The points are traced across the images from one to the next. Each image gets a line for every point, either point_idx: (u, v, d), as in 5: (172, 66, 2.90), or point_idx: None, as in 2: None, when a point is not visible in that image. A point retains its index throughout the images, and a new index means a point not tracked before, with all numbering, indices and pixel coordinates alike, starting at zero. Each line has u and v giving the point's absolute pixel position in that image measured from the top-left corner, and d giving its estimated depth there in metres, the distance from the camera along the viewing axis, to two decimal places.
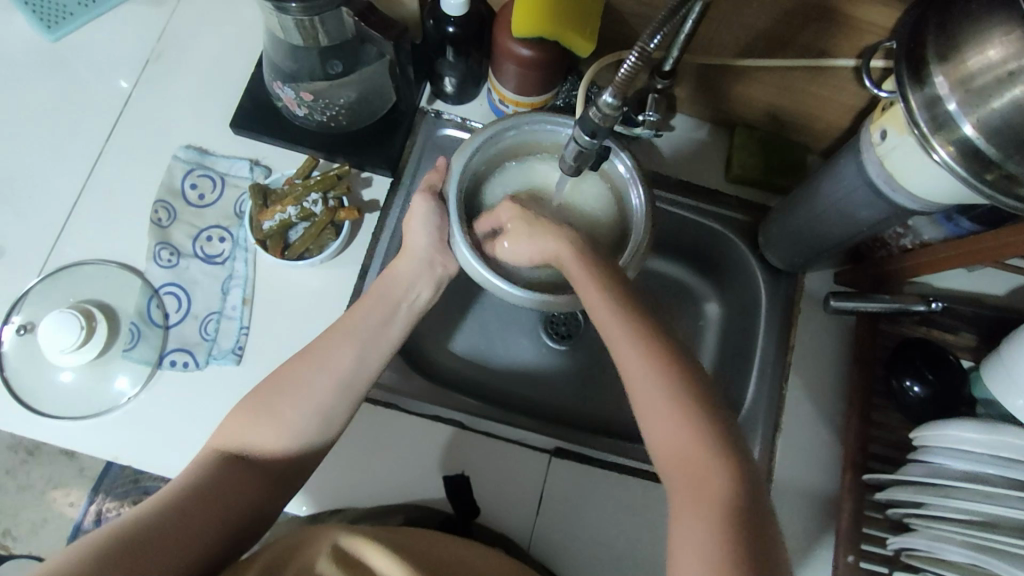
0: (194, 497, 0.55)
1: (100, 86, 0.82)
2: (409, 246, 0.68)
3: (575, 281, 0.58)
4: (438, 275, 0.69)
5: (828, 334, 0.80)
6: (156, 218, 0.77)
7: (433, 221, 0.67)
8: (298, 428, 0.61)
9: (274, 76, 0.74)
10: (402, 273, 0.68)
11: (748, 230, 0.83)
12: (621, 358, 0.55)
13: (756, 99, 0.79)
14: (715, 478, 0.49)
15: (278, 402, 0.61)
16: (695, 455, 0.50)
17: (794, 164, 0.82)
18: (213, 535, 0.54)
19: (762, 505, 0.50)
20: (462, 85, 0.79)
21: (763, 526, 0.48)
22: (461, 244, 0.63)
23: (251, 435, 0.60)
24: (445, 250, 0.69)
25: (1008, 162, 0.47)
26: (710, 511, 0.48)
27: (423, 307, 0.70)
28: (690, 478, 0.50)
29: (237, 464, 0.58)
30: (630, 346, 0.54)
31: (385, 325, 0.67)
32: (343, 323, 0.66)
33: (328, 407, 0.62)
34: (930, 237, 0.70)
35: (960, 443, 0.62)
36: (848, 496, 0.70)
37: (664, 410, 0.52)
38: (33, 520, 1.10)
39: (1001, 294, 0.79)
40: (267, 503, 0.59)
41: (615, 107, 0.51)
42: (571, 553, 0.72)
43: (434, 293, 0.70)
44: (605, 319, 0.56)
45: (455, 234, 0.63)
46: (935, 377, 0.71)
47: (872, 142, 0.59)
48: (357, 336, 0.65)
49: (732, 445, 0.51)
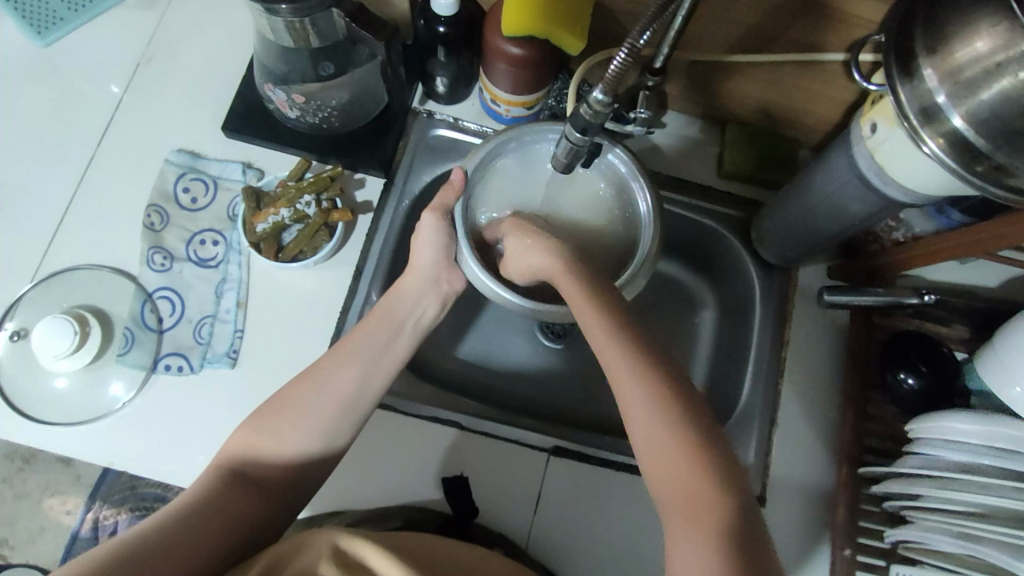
0: (198, 515, 0.55)
1: (92, 91, 0.81)
2: (413, 265, 0.69)
3: (572, 301, 0.58)
4: (445, 292, 0.70)
5: (823, 328, 0.80)
6: (149, 222, 0.77)
7: (440, 243, 0.68)
8: (302, 443, 0.61)
9: (265, 78, 0.74)
10: (405, 291, 0.69)
11: (741, 225, 0.83)
12: (619, 387, 0.54)
13: (748, 94, 0.79)
14: (714, 503, 0.49)
15: (281, 422, 0.61)
16: (694, 483, 0.50)
17: (788, 160, 0.83)
18: (216, 549, 0.55)
19: (752, 523, 0.50)
20: (453, 84, 0.79)
21: (757, 551, 0.48)
22: (470, 260, 0.64)
23: (257, 447, 0.60)
24: (453, 267, 0.70)
25: (997, 153, 0.48)
26: (713, 540, 0.48)
27: (429, 323, 0.70)
28: (689, 507, 0.50)
29: (244, 476, 0.59)
30: (625, 371, 0.54)
31: (380, 323, 0.67)
32: (344, 345, 0.65)
33: (331, 428, 0.62)
34: (922, 229, 0.72)
35: (956, 435, 0.62)
36: (844, 489, 0.71)
37: (651, 424, 0.52)
38: (31, 528, 1.10)
39: (994, 285, 0.79)
40: (270, 517, 0.59)
41: (605, 104, 0.51)
42: (569, 551, 0.72)
43: (441, 311, 0.71)
44: (603, 346, 0.56)
45: (464, 251, 0.64)
46: (929, 370, 0.71)
47: (862, 136, 0.60)
48: (360, 358, 0.65)
49: (729, 465, 0.51)
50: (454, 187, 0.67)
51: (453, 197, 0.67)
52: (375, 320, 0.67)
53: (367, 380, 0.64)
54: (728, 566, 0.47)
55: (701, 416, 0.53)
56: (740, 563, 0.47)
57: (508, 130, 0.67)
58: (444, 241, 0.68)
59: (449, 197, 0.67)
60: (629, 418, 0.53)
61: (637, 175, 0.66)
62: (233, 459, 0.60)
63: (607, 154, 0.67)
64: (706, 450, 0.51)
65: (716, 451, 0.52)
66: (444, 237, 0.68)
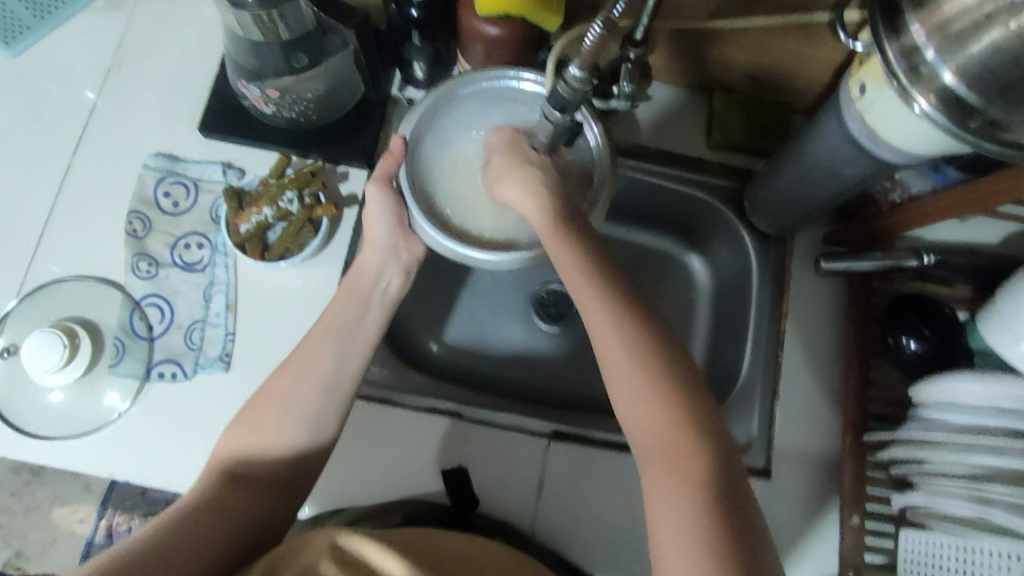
0: (206, 513, 0.55)
1: (66, 98, 0.80)
2: (367, 238, 0.68)
3: (547, 243, 0.56)
4: (405, 259, 0.69)
5: (822, 294, 0.79)
6: (132, 229, 0.75)
7: (388, 208, 0.67)
8: (292, 435, 0.60)
9: (237, 74, 0.72)
10: (364, 267, 0.67)
11: (733, 196, 0.82)
12: (596, 334, 0.54)
13: (735, 61, 0.77)
14: (695, 456, 0.49)
15: (268, 416, 0.60)
16: (673, 434, 0.50)
17: (778, 126, 0.80)
18: (223, 545, 0.54)
19: (743, 489, 0.49)
20: (431, 69, 0.77)
21: (746, 518, 0.48)
22: (425, 226, 0.61)
23: (244, 441, 0.59)
24: (409, 234, 0.68)
25: (991, 107, 0.46)
26: (691, 488, 0.48)
27: (395, 294, 0.69)
28: (667, 456, 0.50)
29: (238, 476, 0.58)
30: (602, 315, 0.54)
31: (348, 300, 0.66)
32: (317, 329, 0.64)
33: (315, 415, 0.61)
34: (919, 190, 0.69)
35: (960, 395, 0.62)
36: (850, 458, 0.70)
37: (627, 370, 0.52)
38: (44, 539, 1.10)
39: (995, 241, 0.78)
40: (269, 514, 0.58)
41: (584, 80, 0.50)
42: (577, 533, 0.72)
43: (405, 279, 0.69)
44: (579, 291, 0.55)
45: (417, 218, 0.62)
46: (932, 333, 0.70)
47: (851, 97, 0.58)
48: (331, 339, 0.63)
49: (711, 427, 0.51)
50: (394, 156, 0.65)
51: (394, 164, 0.65)
52: (348, 304, 0.65)
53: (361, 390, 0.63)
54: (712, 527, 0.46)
55: (678, 366, 0.53)
56: (715, 509, 0.47)
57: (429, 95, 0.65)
58: (395, 207, 0.67)
59: (390, 165, 0.65)
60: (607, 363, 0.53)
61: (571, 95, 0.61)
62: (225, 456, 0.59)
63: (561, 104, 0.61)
64: (683, 401, 0.51)
65: (689, 391, 0.52)
66: (392, 204, 0.67)
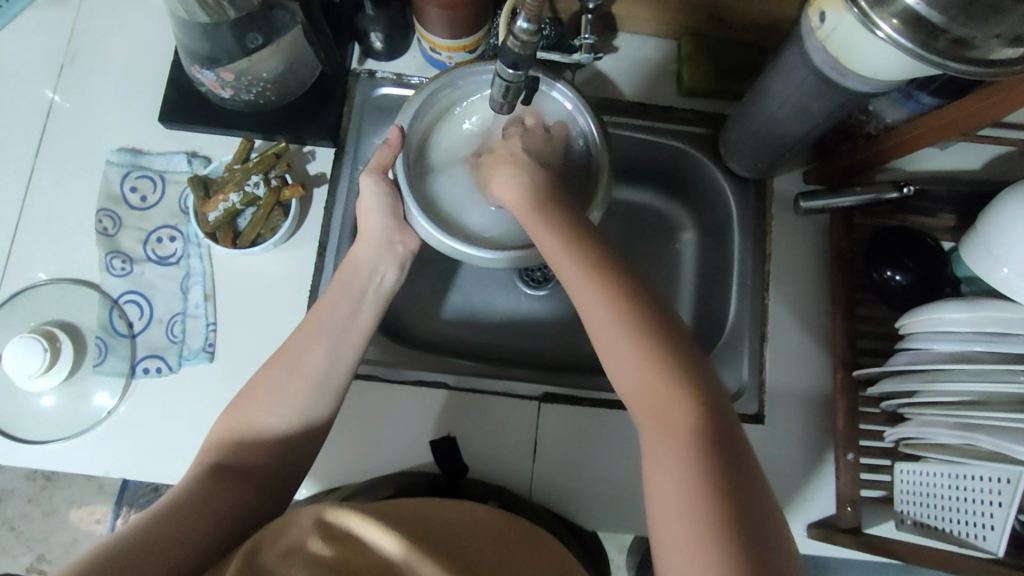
0: (201, 502, 0.53)
1: (23, 101, 0.78)
2: (362, 231, 0.69)
3: (534, 229, 0.56)
4: (399, 253, 0.70)
5: (805, 235, 0.78)
6: (102, 227, 0.75)
7: (382, 203, 0.67)
8: (280, 420, 0.59)
9: (189, 60, 0.70)
10: (359, 261, 0.68)
11: (708, 141, 0.81)
12: (581, 301, 0.52)
13: (698, 4, 0.75)
14: (685, 417, 0.47)
15: (253, 407, 0.59)
16: (664, 396, 0.48)
17: (747, 66, 0.79)
18: (221, 534, 0.53)
19: (741, 450, 0.47)
20: (389, 39, 0.76)
21: (745, 480, 0.45)
22: (419, 217, 0.63)
23: (236, 432, 0.59)
24: (402, 229, 0.69)
25: (954, 25, 0.44)
26: (683, 454, 0.45)
27: (389, 289, 0.69)
28: (659, 420, 0.47)
29: (230, 464, 0.57)
30: (590, 291, 0.51)
31: (338, 295, 0.65)
32: (309, 321, 0.64)
33: (307, 408, 0.60)
34: (893, 119, 0.69)
35: (945, 325, 0.61)
36: (841, 395, 0.70)
37: (615, 338, 0.49)
38: (64, 541, 1.12)
39: (977, 166, 0.76)
40: (260, 503, 0.57)
41: (532, 33, 0.48)
42: (576, 493, 0.72)
43: (400, 273, 0.70)
44: (565, 268, 0.53)
45: (412, 210, 0.64)
46: (915, 263, 0.70)
47: (812, 27, 0.56)
48: (324, 330, 0.63)
49: (706, 387, 0.48)
50: (390, 146, 0.66)
51: (390, 155, 0.66)
52: (343, 298, 0.65)
53: (343, 377, 0.63)
54: (703, 493, 0.44)
55: (670, 326, 0.50)
56: (716, 499, 0.43)
57: (441, 76, 0.66)
58: (389, 200, 0.67)
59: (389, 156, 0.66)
60: (593, 330, 0.51)
61: (556, 82, 0.65)
62: (217, 448, 0.58)
63: (549, 90, 0.66)
64: (673, 360, 0.48)
65: (698, 379, 0.48)
66: (386, 196, 0.67)
